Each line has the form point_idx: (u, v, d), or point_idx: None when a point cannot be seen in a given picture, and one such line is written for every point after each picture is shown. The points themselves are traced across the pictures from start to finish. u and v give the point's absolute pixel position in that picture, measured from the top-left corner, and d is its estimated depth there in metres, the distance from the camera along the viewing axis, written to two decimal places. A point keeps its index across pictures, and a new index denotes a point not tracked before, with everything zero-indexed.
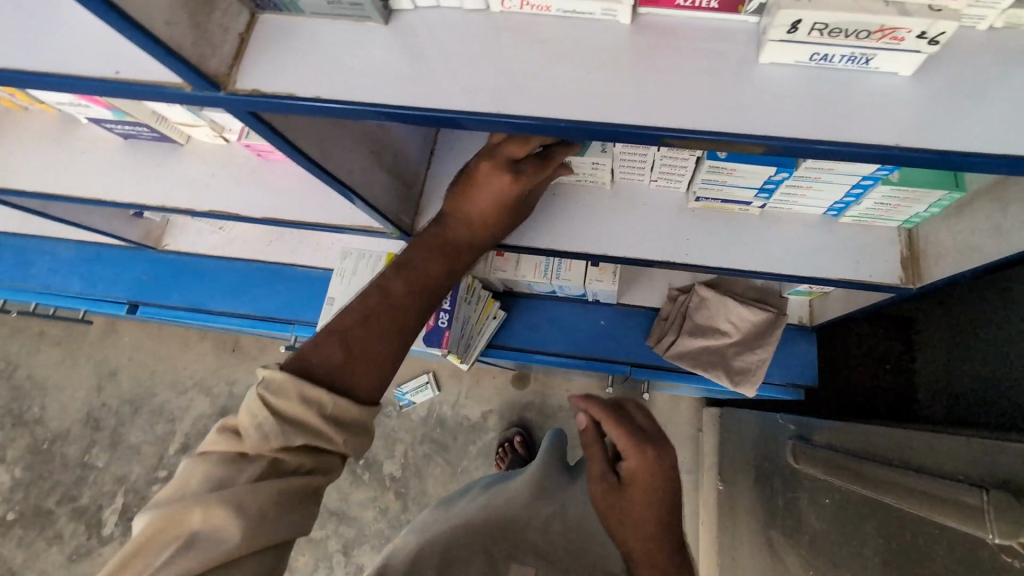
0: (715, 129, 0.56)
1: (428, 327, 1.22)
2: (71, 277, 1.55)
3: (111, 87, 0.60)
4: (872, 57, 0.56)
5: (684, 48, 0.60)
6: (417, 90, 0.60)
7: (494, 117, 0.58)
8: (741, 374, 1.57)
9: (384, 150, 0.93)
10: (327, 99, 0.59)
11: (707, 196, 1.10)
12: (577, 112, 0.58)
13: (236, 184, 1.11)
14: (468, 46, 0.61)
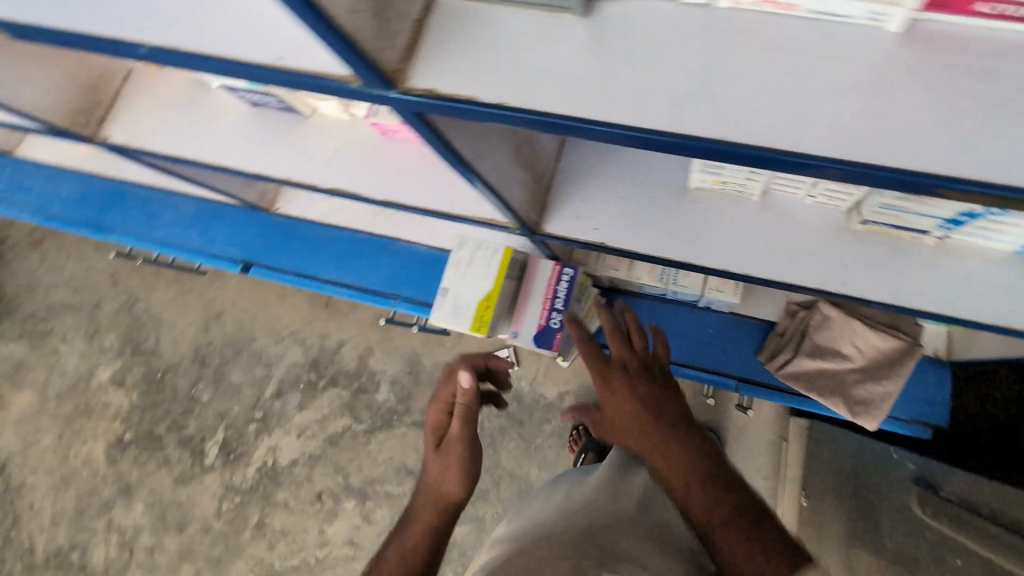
0: (1015, 184, 0.44)
1: (540, 325, 1.15)
2: (194, 232, 1.62)
3: (273, 76, 0.54)
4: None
5: (968, 69, 0.48)
6: (620, 101, 0.51)
7: (707, 142, 0.49)
8: (861, 406, 1.41)
9: (524, 148, 0.86)
10: (517, 110, 0.51)
11: (877, 220, 0.95)
12: (820, 146, 0.47)
13: (359, 163, 1.07)
14: (682, 51, 0.51)
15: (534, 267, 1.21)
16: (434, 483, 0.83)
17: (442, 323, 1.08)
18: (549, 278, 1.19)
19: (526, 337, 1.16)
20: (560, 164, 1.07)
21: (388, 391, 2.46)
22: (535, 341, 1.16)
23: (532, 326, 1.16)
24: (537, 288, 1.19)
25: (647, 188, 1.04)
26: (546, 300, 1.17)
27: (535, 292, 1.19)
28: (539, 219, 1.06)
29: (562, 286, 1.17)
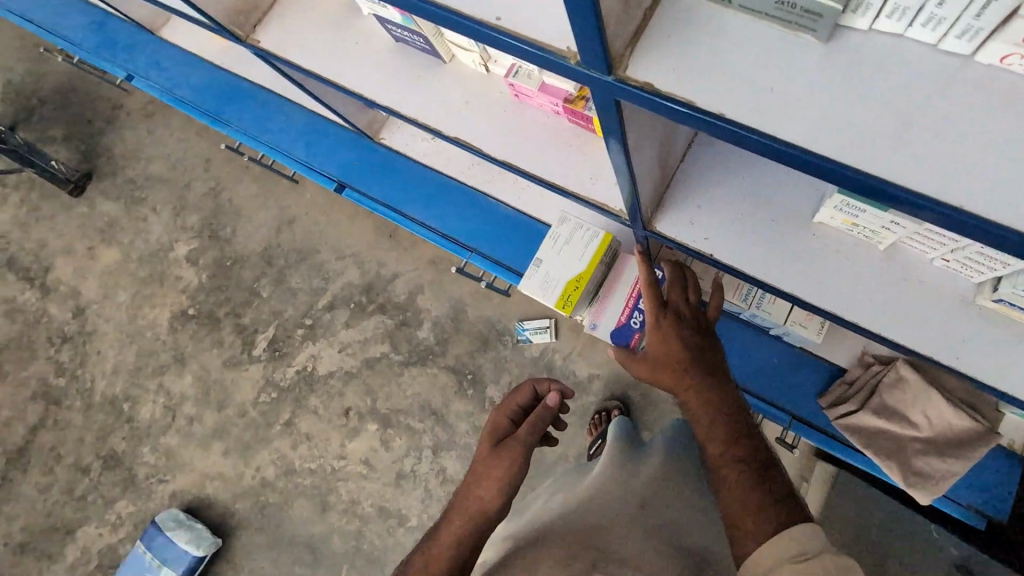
0: None
1: (619, 323, 1.16)
2: (299, 143, 1.68)
3: (492, 35, 0.60)
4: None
5: None
6: (836, 135, 0.53)
7: (897, 190, 0.51)
8: (916, 475, 1.39)
9: (669, 143, 0.86)
10: (719, 118, 0.55)
11: (1013, 301, 0.86)
12: (1012, 222, 0.49)
13: (486, 118, 1.07)
14: (912, 96, 0.53)
15: (623, 261, 1.18)
16: (482, 481, 0.85)
17: (528, 293, 1.09)
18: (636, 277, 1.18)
19: (604, 331, 1.17)
20: (683, 164, 1.04)
21: (430, 330, 2.53)
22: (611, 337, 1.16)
23: (612, 321, 1.17)
24: (622, 283, 1.18)
25: (770, 209, 0.99)
26: (630, 299, 1.16)
27: (619, 287, 1.18)
28: (650, 214, 1.03)
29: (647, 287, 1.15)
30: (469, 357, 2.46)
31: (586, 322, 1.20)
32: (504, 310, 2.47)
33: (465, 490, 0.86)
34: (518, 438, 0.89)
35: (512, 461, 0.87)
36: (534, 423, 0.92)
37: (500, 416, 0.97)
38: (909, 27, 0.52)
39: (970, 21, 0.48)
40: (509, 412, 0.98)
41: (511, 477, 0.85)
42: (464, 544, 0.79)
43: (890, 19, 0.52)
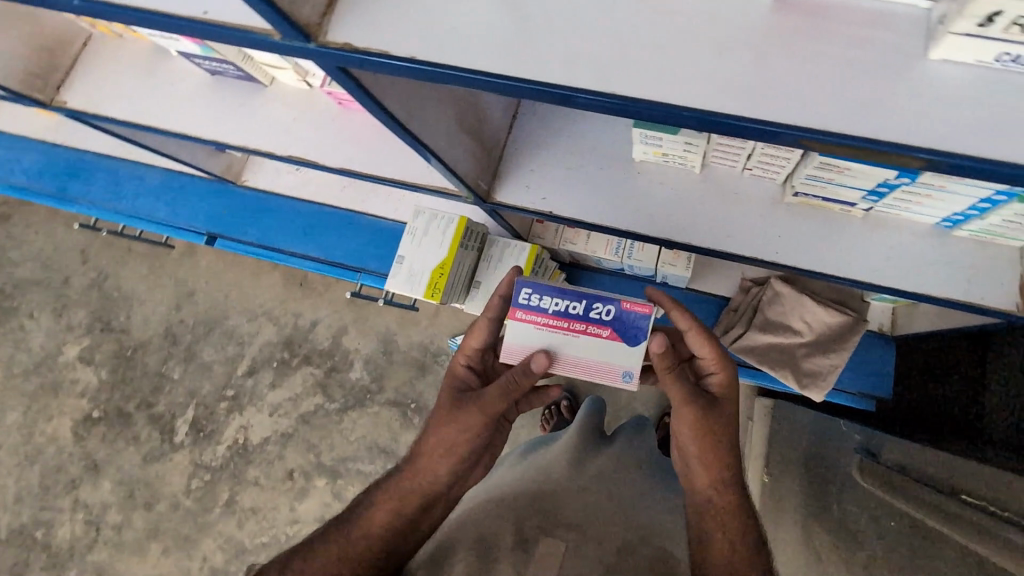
0: (873, 136, 0.47)
1: (607, 326, 0.92)
2: (158, 204, 1.63)
3: (194, 28, 0.54)
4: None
5: (835, 33, 0.50)
6: (526, 60, 0.53)
7: (599, 96, 0.51)
8: (809, 377, 1.47)
9: (468, 116, 0.90)
10: (443, 68, 0.53)
11: (808, 192, 0.99)
12: (687, 98, 0.50)
13: (317, 131, 1.07)
14: (578, 9, 0.54)
15: (517, 345, 0.94)
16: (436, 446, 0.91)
17: (396, 289, 1.13)
18: (543, 324, 0.93)
19: (631, 349, 0.92)
20: (512, 137, 1.10)
21: (362, 370, 2.47)
22: (635, 339, 0.92)
23: (608, 344, 0.92)
24: (548, 345, 0.93)
25: (593, 158, 1.07)
26: (572, 330, 0.93)
27: (558, 346, 0.93)
28: (490, 188, 1.08)
29: (552, 306, 0.93)
30: (407, 386, 2.42)
31: (626, 383, 0.92)
32: (431, 331, 2.44)
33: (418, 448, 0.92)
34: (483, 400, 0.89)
35: (469, 426, 0.90)
36: (507, 386, 0.89)
37: (457, 364, 0.97)
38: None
39: None
40: (468, 360, 0.97)
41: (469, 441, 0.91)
42: (408, 503, 0.90)
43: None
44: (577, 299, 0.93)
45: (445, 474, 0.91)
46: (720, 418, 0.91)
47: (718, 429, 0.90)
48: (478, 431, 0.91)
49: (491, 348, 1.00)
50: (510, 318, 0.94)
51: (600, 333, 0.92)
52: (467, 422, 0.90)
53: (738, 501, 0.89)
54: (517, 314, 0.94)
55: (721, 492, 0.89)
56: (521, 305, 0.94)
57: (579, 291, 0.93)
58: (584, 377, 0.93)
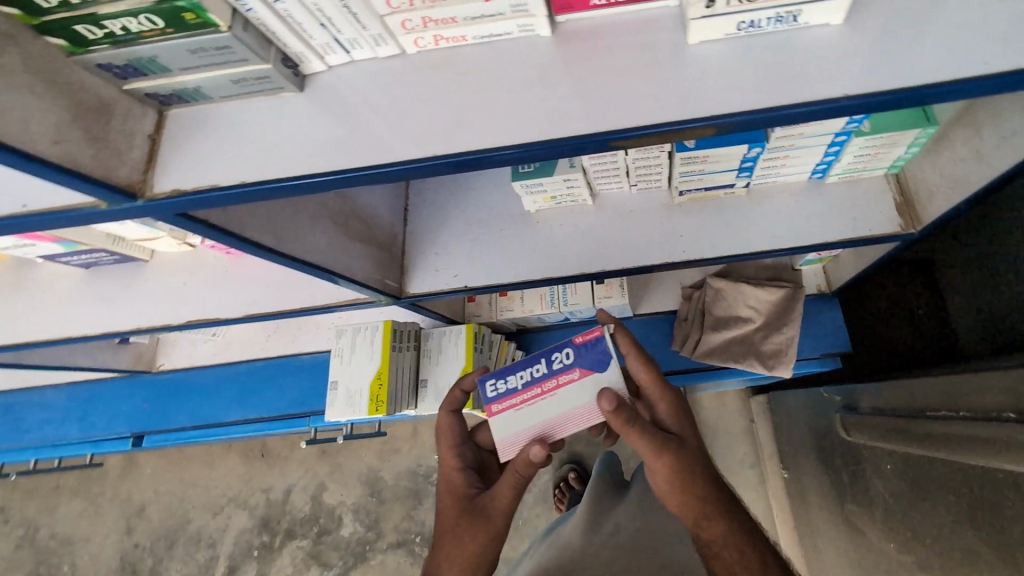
0: (670, 119, 0.51)
1: (574, 366, 0.88)
2: (70, 423, 1.50)
3: (18, 223, 0.53)
4: (800, 11, 0.52)
5: (610, 48, 0.55)
6: (357, 150, 0.54)
7: (443, 159, 0.53)
8: (774, 357, 1.48)
9: (350, 223, 0.90)
10: (272, 181, 0.54)
11: (691, 187, 1.04)
12: (519, 135, 0.53)
13: (212, 287, 1.05)
14: (385, 95, 0.56)
15: (511, 436, 0.87)
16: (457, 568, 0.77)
17: (340, 416, 1.07)
18: (520, 404, 0.88)
19: (607, 375, 0.86)
20: (409, 228, 1.10)
21: (354, 523, 2.24)
22: (607, 363, 0.87)
23: (587, 384, 0.87)
24: (535, 420, 0.87)
25: (488, 223, 1.09)
26: (547, 392, 0.88)
27: (545, 416, 0.87)
28: (401, 283, 1.06)
29: (518, 382, 0.90)
30: (406, 521, 2.21)
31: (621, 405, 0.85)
32: (414, 453, 2.30)
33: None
34: (493, 496, 0.81)
35: (488, 530, 0.79)
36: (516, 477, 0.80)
37: (449, 468, 0.89)
38: (348, 53, 0.56)
39: (366, 34, 0.53)
40: (458, 461, 0.89)
41: (493, 550, 0.79)
42: None
43: (332, 54, 0.55)
44: (533, 363, 0.90)
45: None
46: (684, 441, 0.87)
47: (688, 453, 0.85)
48: (500, 537, 0.80)
49: (474, 442, 0.94)
50: (490, 418, 0.89)
51: (572, 378, 0.88)
52: (486, 528, 0.79)
53: (729, 532, 0.83)
54: (493, 410, 0.89)
55: (708, 528, 0.83)
56: (493, 400, 0.90)
57: (532, 356, 0.91)
58: (586, 425, 0.86)
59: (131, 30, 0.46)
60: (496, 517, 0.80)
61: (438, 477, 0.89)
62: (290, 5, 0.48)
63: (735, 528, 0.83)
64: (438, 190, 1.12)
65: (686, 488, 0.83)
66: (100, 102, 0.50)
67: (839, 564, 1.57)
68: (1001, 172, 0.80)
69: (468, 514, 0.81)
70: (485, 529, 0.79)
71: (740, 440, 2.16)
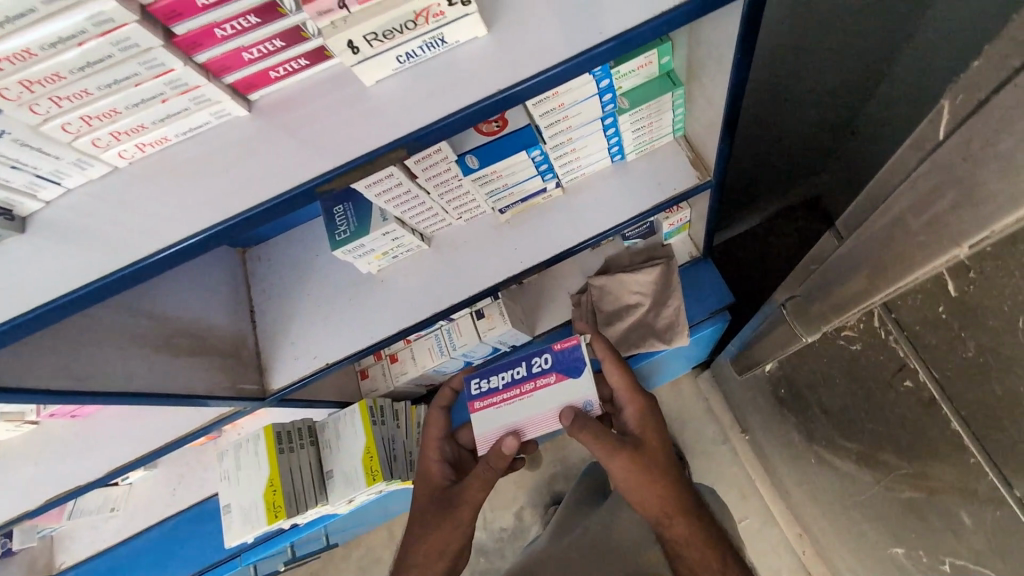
0: (363, 156, 0.59)
1: (551, 368, 0.95)
2: None
3: None
4: (442, 35, 0.60)
5: (303, 111, 0.62)
6: (96, 268, 0.57)
7: (232, 221, 0.58)
8: (670, 329, 1.54)
9: (176, 342, 0.90)
10: (0, 325, 0.55)
11: (508, 203, 1.12)
12: (271, 190, 0.59)
13: (66, 456, 0.99)
14: (113, 209, 0.60)
15: (487, 431, 0.95)
16: (428, 552, 0.93)
17: (243, 537, 1.03)
18: (500, 402, 0.96)
19: (582, 380, 0.94)
20: (260, 326, 1.09)
21: None
22: (582, 369, 0.94)
23: (560, 387, 0.94)
24: (515, 417, 0.95)
25: (337, 295, 1.11)
26: (525, 392, 0.95)
27: (520, 417, 0.95)
28: (264, 383, 1.04)
29: (499, 381, 0.97)
30: None
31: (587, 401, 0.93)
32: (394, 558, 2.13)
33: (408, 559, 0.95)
34: (462, 496, 0.94)
35: (456, 523, 0.93)
36: (483, 478, 0.92)
37: (430, 458, 1.04)
38: (61, 183, 0.59)
39: (66, 161, 0.56)
40: (438, 454, 1.04)
41: (459, 541, 0.93)
42: None
43: (44, 189, 0.58)
44: (519, 362, 0.98)
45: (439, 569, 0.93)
46: (652, 443, 0.96)
47: (652, 451, 0.95)
48: (466, 529, 0.94)
49: (455, 438, 1.09)
50: (473, 413, 0.97)
51: (549, 379, 0.95)
52: (453, 519, 0.93)
53: (692, 526, 0.92)
54: (476, 406, 0.97)
55: (672, 524, 0.92)
56: (473, 398, 0.97)
57: (515, 357, 0.98)
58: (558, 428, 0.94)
59: None
60: (464, 518, 0.93)
61: (419, 465, 1.04)
62: None
63: (694, 526, 0.92)
64: (282, 279, 1.13)
65: (648, 488, 0.92)
66: None
67: (810, 502, 1.58)
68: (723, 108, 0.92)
69: (441, 511, 0.94)
70: (456, 522, 0.93)
71: (700, 419, 2.16)
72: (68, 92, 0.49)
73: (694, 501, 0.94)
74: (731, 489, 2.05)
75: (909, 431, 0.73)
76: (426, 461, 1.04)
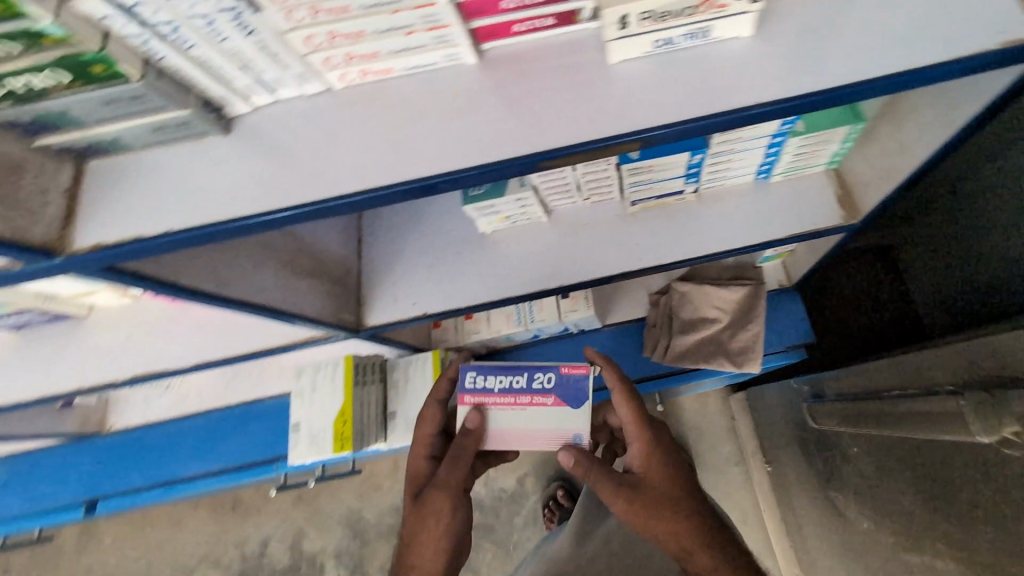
0: (593, 138, 0.53)
1: (552, 390, 0.90)
2: (16, 496, 1.41)
3: None
4: (710, 27, 0.54)
5: (534, 72, 0.57)
6: (293, 189, 0.54)
7: (441, 177, 0.53)
8: (742, 354, 1.44)
9: (299, 259, 0.89)
10: (198, 228, 0.52)
11: (642, 197, 1.06)
12: (486, 154, 0.54)
13: (157, 338, 0.99)
14: (317, 132, 0.57)
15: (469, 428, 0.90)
16: (418, 547, 0.87)
17: (307, 457, 1.05)
18: (491, 404, 0.90)
19: (579, 412, 0.89)
20: (364, 260, 1.08)
21: (337, 568, 2.03)
22: (582, 403, 0.90)
23: (555, 412, 0.90)
24: (497, 425, 0.90)
25: (447, 248, 1.08)
26: (520, 405, 0.90)
27: (507, 424, 0.90)
28: (360, 316, 1.04)
29: (496, 384, 0.90)
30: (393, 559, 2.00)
31: (574, 434, 0.89)
32: None
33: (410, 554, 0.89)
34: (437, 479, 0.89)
35: (439, 511, 0.88)
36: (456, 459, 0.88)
37: (419, 452, 0.99)
38: (273, 92, 0.56)
39: (290, 71, 0.53)
40: (427, 450, 0.99)
41: (443, 532, 0.87)
42: None
43: (256, 95, 0.55)
44: (521, 372, 0.91)
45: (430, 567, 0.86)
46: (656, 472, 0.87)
47: (653, 482, 0.86)
48: (450, 516, 0.88)
49: (449, 433, 1.05)
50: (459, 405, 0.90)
51: (546, 401, 0.90)
52: (436, 507, 0.88)
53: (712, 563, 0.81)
54: (464, 399, 0.90)
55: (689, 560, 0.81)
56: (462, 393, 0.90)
57: (518, 365, 0.91)
58: (539, 446, 0.91)
59: (36, 87, 0.45)
60: (443, 500, 0.88)
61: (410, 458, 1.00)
62: (204, 50, 0.47)
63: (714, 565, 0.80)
64: (395, 218, 1.10)
65: (652, 520, 0.83)
66: (13, 161, 0.49)
67: (825, 551, 1.58)
68: (929, 158, 0.86)
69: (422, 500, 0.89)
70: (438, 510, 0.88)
71: (721, 438, 2.14)
72: (330, 6, 0.46)
73: (717, 537, 0.83)
74: (735, 512, 2.06)
75: (1015, 533, 0.78)
76: (416, 453, 0.99)
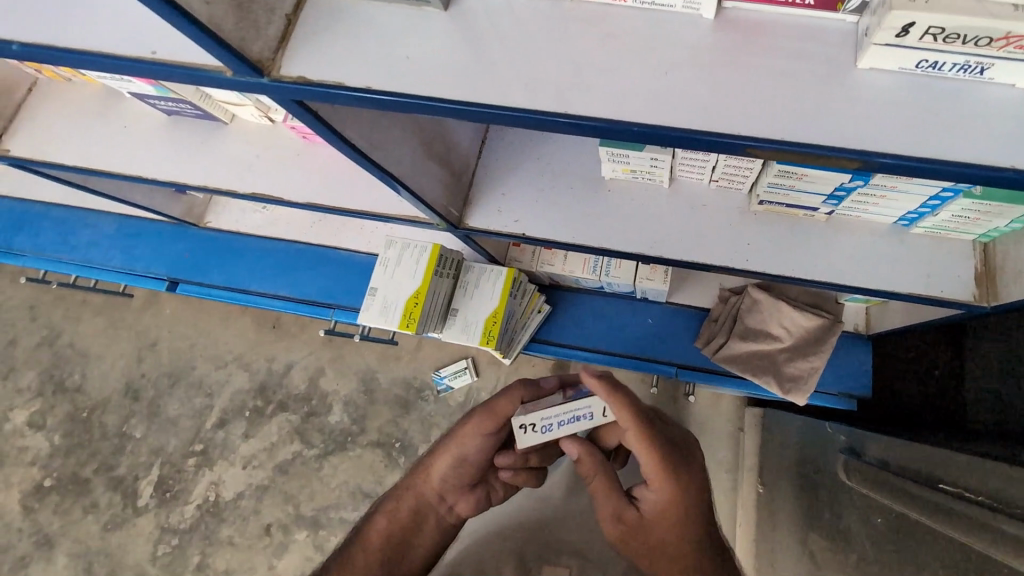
0: (801, 139, 0.50)
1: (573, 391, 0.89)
2: (115, 251, 1.58)
3: (149, 68, 0.55)
4: (987, 66, 0.50)
5: (769, 48, 0.54)
6: (486, 87, 0.54)
7: (636, 127, 0.52)
8: (792, 381, 1.36)
9: (434, 142, 0.91)
10: (391, 95, 0.54)
11: (772, 200, 1.01)
12: (686, 120, 0.52)
13: (280, 164, 1.05)
14: (528, 36, 0.56)
15: None
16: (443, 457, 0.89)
17: (372, 322, 1.12)
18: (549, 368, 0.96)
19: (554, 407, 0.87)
20: (482, 162, 1.10)
21: (342, 412, 2.20)
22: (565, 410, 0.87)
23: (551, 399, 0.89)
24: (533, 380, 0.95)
25: (565, 180, 1.07)
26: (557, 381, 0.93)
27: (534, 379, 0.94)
28: (462, 214, 1.07)
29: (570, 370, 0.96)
30: (390, 426, 2.16)
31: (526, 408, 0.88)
32: None
33: (420, 473, 0.90)
34: (486, 405, 0.88)
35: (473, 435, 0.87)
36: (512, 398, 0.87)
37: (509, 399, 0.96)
38: None
39: None
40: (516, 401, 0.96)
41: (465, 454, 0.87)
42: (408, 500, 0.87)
43: None
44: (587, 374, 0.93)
45: (439, 479, 0.87)
46: (657, 517, 0.75)
47: (653, 525, 0.75)
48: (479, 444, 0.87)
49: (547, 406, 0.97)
50: None
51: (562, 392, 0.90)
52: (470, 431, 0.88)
53: None
54: None
55: None
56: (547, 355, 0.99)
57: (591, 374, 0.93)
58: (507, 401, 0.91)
59: None
60: (479, 429, 0.87)
61: None
62: None
63: None
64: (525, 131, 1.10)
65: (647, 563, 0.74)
66: None
67: None
68: None
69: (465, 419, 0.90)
70: (470, 434, 0.87)
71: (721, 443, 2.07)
72: None
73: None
74: None
75: None
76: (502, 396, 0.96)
